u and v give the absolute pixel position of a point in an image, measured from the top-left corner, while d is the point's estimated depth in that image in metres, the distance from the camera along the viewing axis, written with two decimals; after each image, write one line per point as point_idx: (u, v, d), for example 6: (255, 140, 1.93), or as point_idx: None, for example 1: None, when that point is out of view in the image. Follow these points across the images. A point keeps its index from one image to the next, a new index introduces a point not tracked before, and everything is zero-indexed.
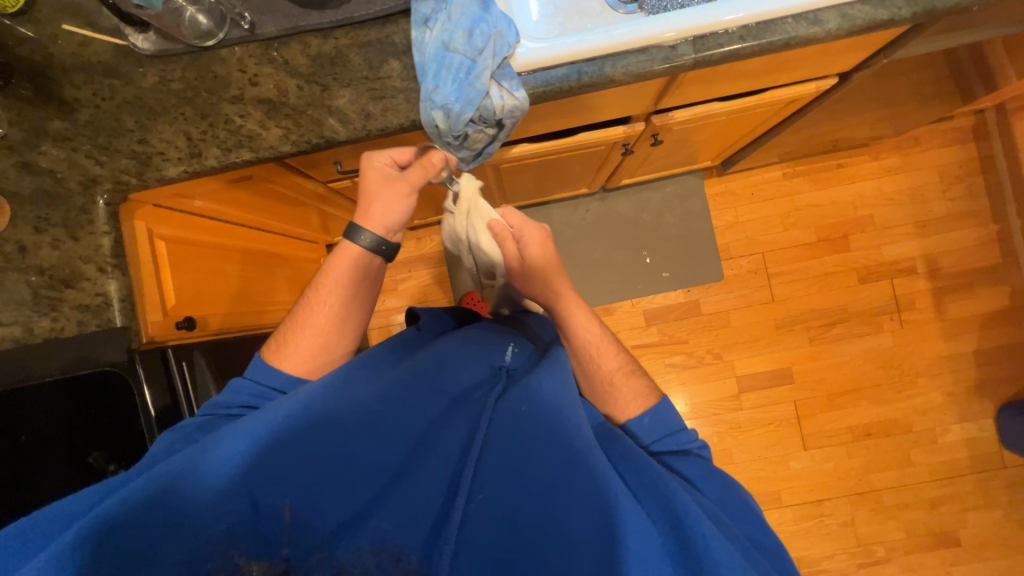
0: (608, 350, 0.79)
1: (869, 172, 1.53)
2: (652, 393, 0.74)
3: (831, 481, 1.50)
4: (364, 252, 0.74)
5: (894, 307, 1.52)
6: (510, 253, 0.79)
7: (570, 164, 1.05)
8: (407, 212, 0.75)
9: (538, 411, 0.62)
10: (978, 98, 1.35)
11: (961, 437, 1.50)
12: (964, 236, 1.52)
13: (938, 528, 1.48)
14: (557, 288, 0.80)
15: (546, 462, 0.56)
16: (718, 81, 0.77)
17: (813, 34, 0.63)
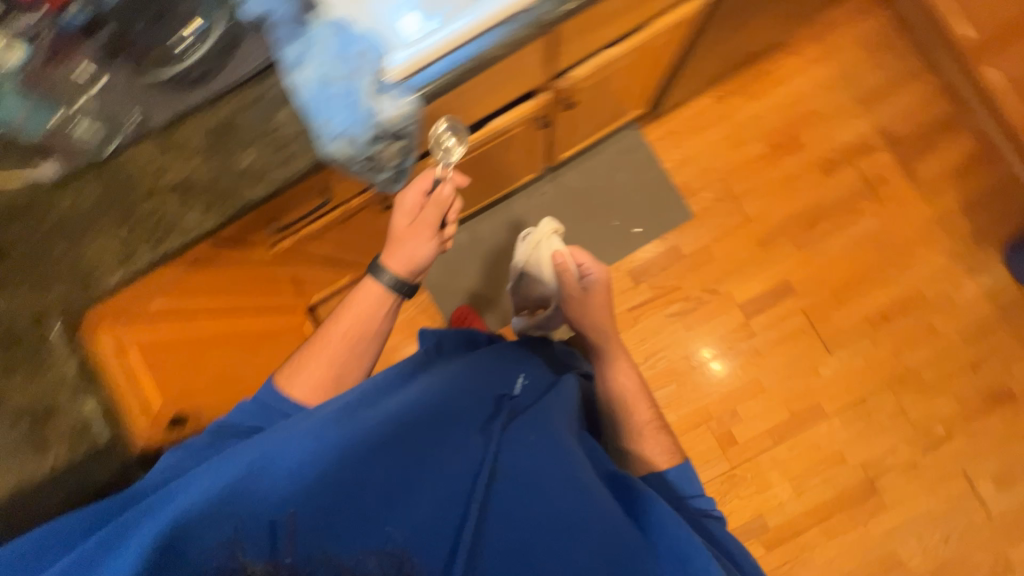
0: (643, 403, 1.02)
1: (796, 68, 1.54)
2: (676, 451, 0.97)
3: (866, 375, 1.47)
4: (383, 289, 0.81)
5: (867, 188, 1.50)
6: (571, 284, 1.04)
7: (500, 153, 1.06)
8: (427, 254, 0.83)
9: (545, 442, 0.63)
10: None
11: (979, 291, 1.47)
12: (909, 98, 1.51)
13: (986, 386, 1.45)
14: (608, 334, 1.06)
15: (557, 490, 0.58)
16: (596, 27, 0.78)
17: None
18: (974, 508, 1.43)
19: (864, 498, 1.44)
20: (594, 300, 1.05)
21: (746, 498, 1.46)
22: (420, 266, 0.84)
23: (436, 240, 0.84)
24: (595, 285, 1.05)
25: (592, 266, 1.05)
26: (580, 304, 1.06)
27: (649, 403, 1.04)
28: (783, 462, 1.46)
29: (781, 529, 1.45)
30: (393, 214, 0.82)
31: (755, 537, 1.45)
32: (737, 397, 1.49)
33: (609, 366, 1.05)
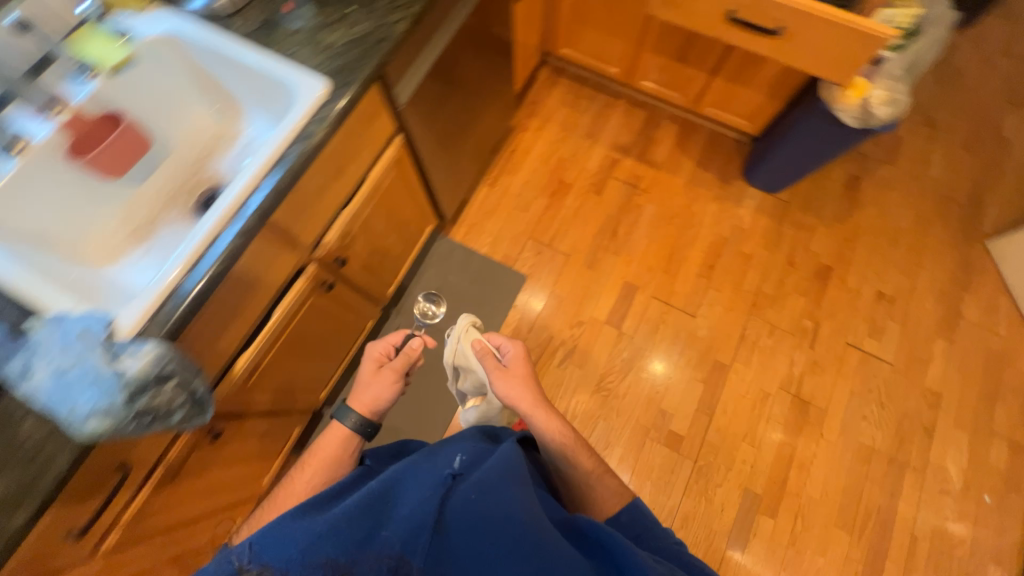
0: (585, 453, 0.92)
1: (532, 137, 1.90)
2: (626, 491, 0.89)
3: (730, 316, 1.65)
4: (348, 433, 0.90)
5: (633, 187, 1.82)
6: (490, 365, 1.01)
7: (311, 328, 1.11)
8: (388, 398, 0.97)
9: (486, 503, 0.65)
10: (529, 59, 1.79)
11: (753, 211, 1.79)
12: (618, 116, 1.91)
13: (809, 272, 1.71)
14: (538, 399, 0.97)
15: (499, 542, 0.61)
16: (309, 205, 0.91)
17: (312, 143, 0.81)
18: (876, 366, 1.60)
19: (803, 414, 1.54)
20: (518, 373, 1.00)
21: (724, 480, 1.48)
22: (381, 408, 0.96)
23: (398, 387, 0.98)
24: (513, 359, 1.02)
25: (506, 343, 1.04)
26: (503, 380, 0.98)
27: (591, 450, 0.94)
28: (724, 426, 1.53)
29: (768, 487, 1.47)
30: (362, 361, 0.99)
31: (755, 510, 1.45)
32: (654, 395, 1.57)
33: (542, 426, 0.93)
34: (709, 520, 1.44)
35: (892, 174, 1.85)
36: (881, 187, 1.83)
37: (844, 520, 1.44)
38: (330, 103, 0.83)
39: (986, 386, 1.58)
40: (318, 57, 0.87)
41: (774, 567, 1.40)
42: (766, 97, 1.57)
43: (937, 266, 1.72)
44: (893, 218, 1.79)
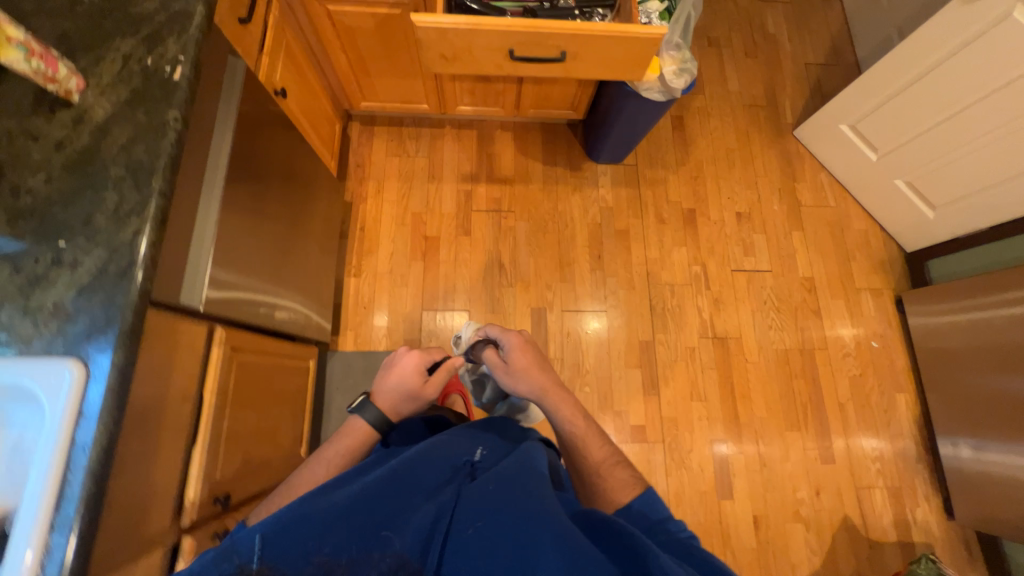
0: (596, 443, 0.93)
1: (375, 203, 1.72)
2: (639, 482, 0.86)
3: (634, 295, 1.71)
4: (371, 426, 0.95)
5: (498, 212, 1.75)
6: (494, 362, 1.07)
7: None
8: (414, 402, 1.00)
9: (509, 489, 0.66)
10: (332, 129, 1.58)
11: (611, 186, 1.82)
12: (451, 145, 1.80)
13: (680, 222, 1.81)
14: (546, 382, 1.02)
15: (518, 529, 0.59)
16: (139, 499, 0.71)
17: (97, 453, 0.61)
18: (761, 278, 1.78)
19: (726, 350, 1.68)
20: (524, 365, 1.04)
21: (693, 444, 1.58)
22: (403, 407, 0.99)
23: (427, 392, 1.01)
24: (517, 355, 1.05)
25: (509, 340, 1.06)
26: (508, 375, 1.04)
27: (604, 439, 0.95)
28: (672, 397, 1.61)
29: (727, 429, 1.60)
30: (398, 356, 1.02)
31: (726, 454, 1.58)
32: (605, 402, 1.60)
33: (550, 411, 0.99)
34: (697, 484, 1.54)
35: (705, 101, 1.98)
36: (702, 117, 1.95)
37: (791, 422, 1.63)
38: (96, 384, 0.63)
39: (839, 253, 1.84)
40: (48, 330, 0.64)
41: (759, 492, 1.55)
42: (577, 87, 1.55)
43: (768, 169, 1.92)
44: (721, 141, 1.93)
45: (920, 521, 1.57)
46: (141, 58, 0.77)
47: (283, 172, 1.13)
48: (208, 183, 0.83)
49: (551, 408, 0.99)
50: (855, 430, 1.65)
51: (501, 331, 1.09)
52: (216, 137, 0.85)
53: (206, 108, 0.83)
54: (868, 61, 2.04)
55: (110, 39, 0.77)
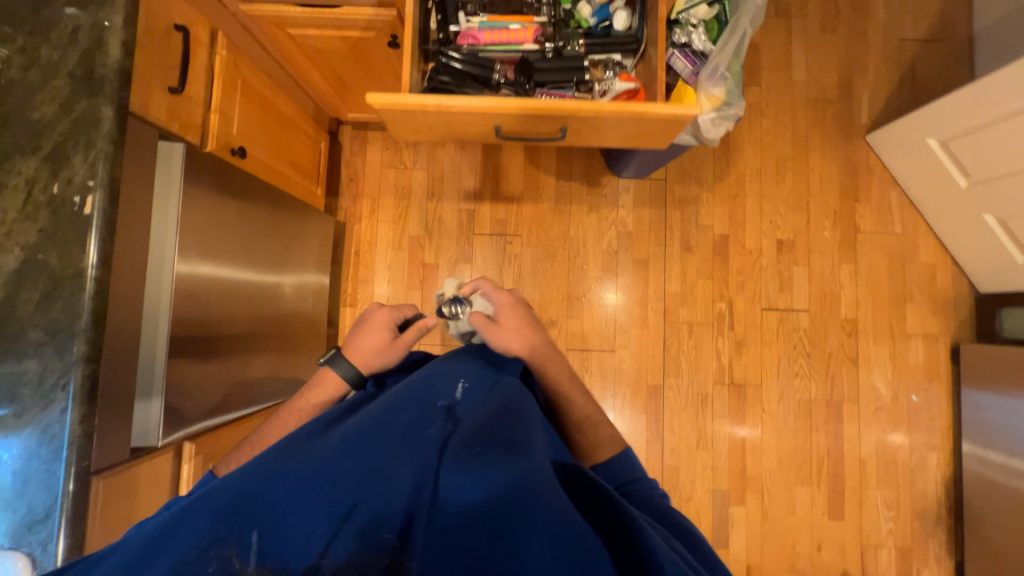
0: (578, 397, 0.85)
1: (370, 224, 1.59)
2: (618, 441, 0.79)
3: (646, 333, 1.58)
4: (340, 383, 0.79)
5: (503, 235, 1.59)
6: (480, 321, 0.86)
7: None
8: (388, 361, 0.82)
9: (494, 453, 0.55)
10: (320, 145, 1.42)
11: (632, 207, 1.60)
12: (452, 155, 1.59)
13: (708, 249, 1.60)
14: (536, 340, 0.86)
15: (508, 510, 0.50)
16: None
17: None
18: (795, 319, 1.58)
19: (742, 398, 1.56)
20: (511, 322, 0.86)
21: (693, 493, 1.53)
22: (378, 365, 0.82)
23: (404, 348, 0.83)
24: (505, 310, 0.87)
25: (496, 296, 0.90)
26: (494, 335, 0.84)
27: (585, 393, 0.86)
28: (676, 444, 1.54)
29: (732, 481, 1.54)
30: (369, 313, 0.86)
31: (727, 504, 1.53)
32: None
33: (538, 364, 0.84)
34: None
35: (759, 95, 1.63)
36: (752, 117, 1.63)
37: (803, 475, 1.55)
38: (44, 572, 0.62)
39: (894, 291, 1.60)
40: None
41: (757, 545, 1.52)
42: None
43: (826, 184, 1.62)
44: (772, 148, 1.62)
45: None
46: (44, 184, 0.65)
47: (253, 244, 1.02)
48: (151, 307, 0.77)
49: (539, 366, 0.84)
50: (872, 488, 1.55)
51: (493, 288, 0.92)
52: (153, 253, 0.76)
53: (135, 226, 0.72)
54: (986, 35, 1.58)
55: (10, 159, 0.65)
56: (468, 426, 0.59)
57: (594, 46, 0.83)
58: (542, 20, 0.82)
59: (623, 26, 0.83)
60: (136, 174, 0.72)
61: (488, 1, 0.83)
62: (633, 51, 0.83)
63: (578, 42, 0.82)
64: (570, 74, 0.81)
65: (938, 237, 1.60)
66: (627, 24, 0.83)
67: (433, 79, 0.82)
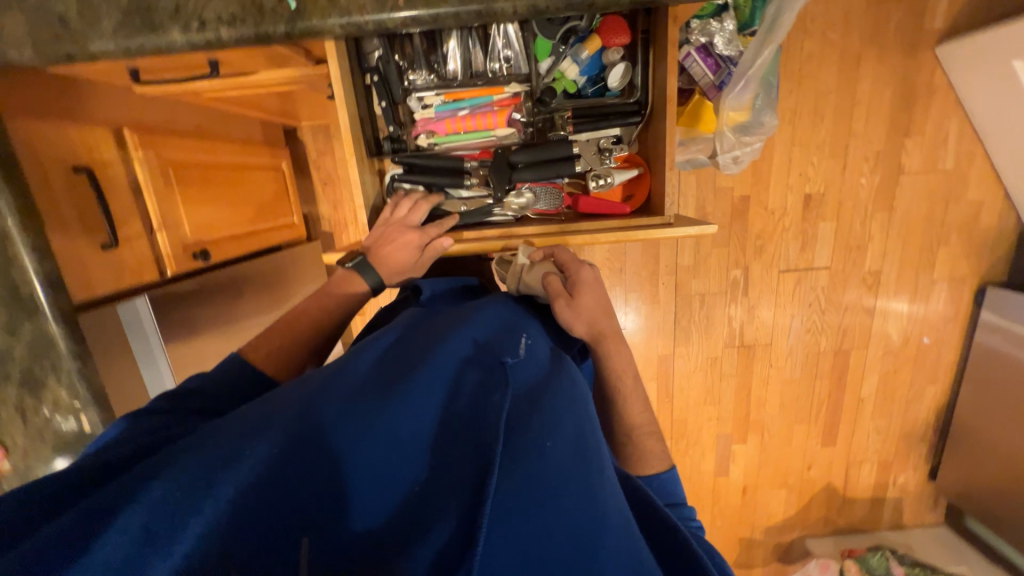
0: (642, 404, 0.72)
1: None
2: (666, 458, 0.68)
3: (657, 307, 1.56)
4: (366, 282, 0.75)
5: None
6: (554, 285, 0.71)
7: None
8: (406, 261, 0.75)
9: (567, 453, 0.51)
10: (281, 151, 1.23)
11: None
12: None
13: (725, 214, 1.45)
14: (610, 332, 0.73)
15: (569, 526, 0.47)
16: None
17: None
18: (813, 278, 1.52)
19: (751, 357, 1.61)
20: (589, 305, 0.72)
21: (699, 439, 1.71)
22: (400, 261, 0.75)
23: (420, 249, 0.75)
24: (586, 288, 0.72)
25: (580, 266, 0.74)
26: (569, 308, 0.70)
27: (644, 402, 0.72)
28: (685, 401, 1.66)
29: (736, 425, 1.69)
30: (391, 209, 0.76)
31: (730, 443, 1.72)
32: None
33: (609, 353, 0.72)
34: (697, 467, 1.74)
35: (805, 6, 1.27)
36: (793, 39, 1.29)
37: (803, 415, 1.68)
38: None
39: (929, 236, 1.47)
40: None
41: (754, 470, 1.75)
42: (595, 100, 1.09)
43: (872, 119, 1.36)
44: (814, 79, 1.33)
45: (898, 483, 1.77)
46: (36, 409, 0.63)
47: (234, 328, 1.01)
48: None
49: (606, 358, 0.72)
50: (867, 418, 1.68)
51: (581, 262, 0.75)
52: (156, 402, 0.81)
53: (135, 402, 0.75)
54: None
55: None
56: (536, 405, 0.55)
57: (583, 113, 0.75)
58: (517, 91, 0.73)
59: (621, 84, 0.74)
60: (119, 358, 0.72)
61: (447, 75, 0.73)
62: (637, 122, 0.75)
63: (566, 113, 0.75)
64: (563, 168, 0.75)
65: (995, 169, 1.40)
66: (626, 80, 0.74)
67: (404, 173, 0.76)
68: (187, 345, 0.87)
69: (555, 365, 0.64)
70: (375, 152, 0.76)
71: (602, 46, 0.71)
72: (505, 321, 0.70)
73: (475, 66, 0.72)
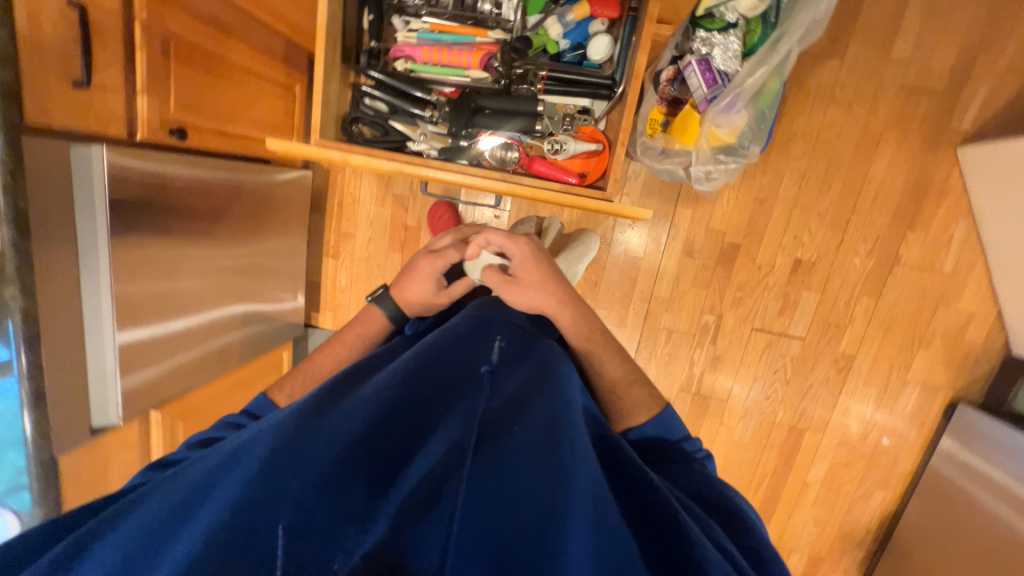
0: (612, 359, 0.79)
1: (352, 177, 1.52)
2: (655, 399, 0.76)
3: (622, 331, 1.53)
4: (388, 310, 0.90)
5: (490, 208, 1.49)
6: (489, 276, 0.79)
7: None
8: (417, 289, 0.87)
9: (536, 435, 0.53)
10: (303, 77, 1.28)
11: (639, 196, 1.41)
12: None
13: (711, 257, 1.44)
14: (561, 298, 0.79)
15: (543, 503, 0.48)
16: None
17: None
18: (785, 345, 1.48)
19: (704, 409, 1.56)
20: (526, 282, 0.78)
21: None
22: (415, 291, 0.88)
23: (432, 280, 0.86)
24: (516, 271, 0.79)
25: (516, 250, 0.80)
26: (512, 294, 0.78)
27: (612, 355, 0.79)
28: None
29: None
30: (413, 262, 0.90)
31: None
32: None
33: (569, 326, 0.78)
34: None
35: (835, 74, 1.28)
36: (818, 102, 1.29)
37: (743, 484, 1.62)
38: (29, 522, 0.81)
39: (911, 335, 1.43)
40: None
41: None
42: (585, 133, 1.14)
43: (879, 202, 1.35)
44: (829, 148, 1.32)
45: None
46: None
47: (203, 219, 1.00)
48: (92, 327, 0.83)
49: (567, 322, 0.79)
50: (807, 506, 1.61)
51: (507, 237, 0.80)
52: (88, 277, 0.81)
53: (53, 257, 0.76)
54: None
55: None
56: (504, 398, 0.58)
57: (559, 73, 0.89)
58: (495, 40, 0.87)
59: (601, 57, 0.88)
60: (52, 205, 0.73)
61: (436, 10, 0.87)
62: (605, 95, 0.90)
63: (541, 72, 0.90)
64: (525, 123, 0.90)
65: (992, 286, 1.36)
66: (602, 52, 0.88)
67: (385, 84, 0.92)
68: (151, 246, 0.88)
69: (527, 360, 0.66)
70: (352, 64, 0.92)
71: (590, 15, 0.86)
72: (489, 320, 0.73)
73: (467, 10, 0.87)
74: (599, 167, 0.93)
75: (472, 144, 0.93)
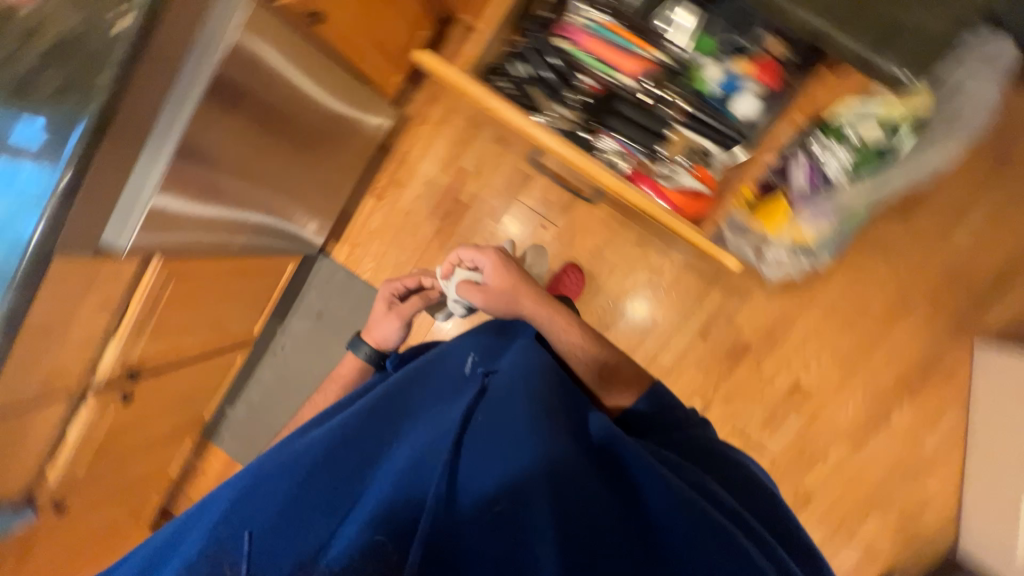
0: (586, 349, 0.92)
1: (428, 135, 1.56)
2: (644, 379, 0.89)
3: None
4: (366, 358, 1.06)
5: (540, 217, 1.53)
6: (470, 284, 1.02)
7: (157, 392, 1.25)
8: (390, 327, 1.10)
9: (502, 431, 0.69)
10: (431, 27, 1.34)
11: (678, 264, 1.47)
12: None
13: (721, 347, 1.47)
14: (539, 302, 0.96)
15: (513, 485, 0.63)
16: (45, 360, 0.88)
17: None
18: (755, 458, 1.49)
19: None
20: (500, 286, 1.00)
21: None
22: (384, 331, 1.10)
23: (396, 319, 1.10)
24: (491, 277, 1.02)
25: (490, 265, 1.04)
26: (490, 296, 0.99)
27: (589, 345, 0.93)
28: None
29: None
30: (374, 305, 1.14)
31: None
32: None
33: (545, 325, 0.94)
34: None
35: (889, 232, 1.37)
36: (865, 250, 1.38)
37: None
38: None
39: (872, 496, 1.45)
40: None
41: None
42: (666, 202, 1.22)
43: (889, 361, 1.40)
44: (862, 294, 1.39)
45: None
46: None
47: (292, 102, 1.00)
48: (146, 155, 0.81)
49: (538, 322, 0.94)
50: None
51: (477, 251, 1.05)
52: (166, 112, 0.79)
53: (157, 71, 0.75)
54: None
55: None
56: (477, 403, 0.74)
57: (700, 110, 0.98)
58: (659, 59, 0.97)
59: (743, 113, 0.97)
60: (174, 28, 0.73)
61: (618, 12, 0.97)
62: (733, 143, 0.98)
63: (684, 102, 0.98)
64: (646, 140, 1.00)
65: (962, 481, 1.39)
66: (746, 109, 0.97)
67: (548, 53, 1.01)
68: (228, 109, 0.86)
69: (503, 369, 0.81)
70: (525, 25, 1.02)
71: (749, 75, 0.95)
72: (479, 339, 0.92)
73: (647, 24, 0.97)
74: (694, 209, 1.00)
75: (595, 139, 1.02)
